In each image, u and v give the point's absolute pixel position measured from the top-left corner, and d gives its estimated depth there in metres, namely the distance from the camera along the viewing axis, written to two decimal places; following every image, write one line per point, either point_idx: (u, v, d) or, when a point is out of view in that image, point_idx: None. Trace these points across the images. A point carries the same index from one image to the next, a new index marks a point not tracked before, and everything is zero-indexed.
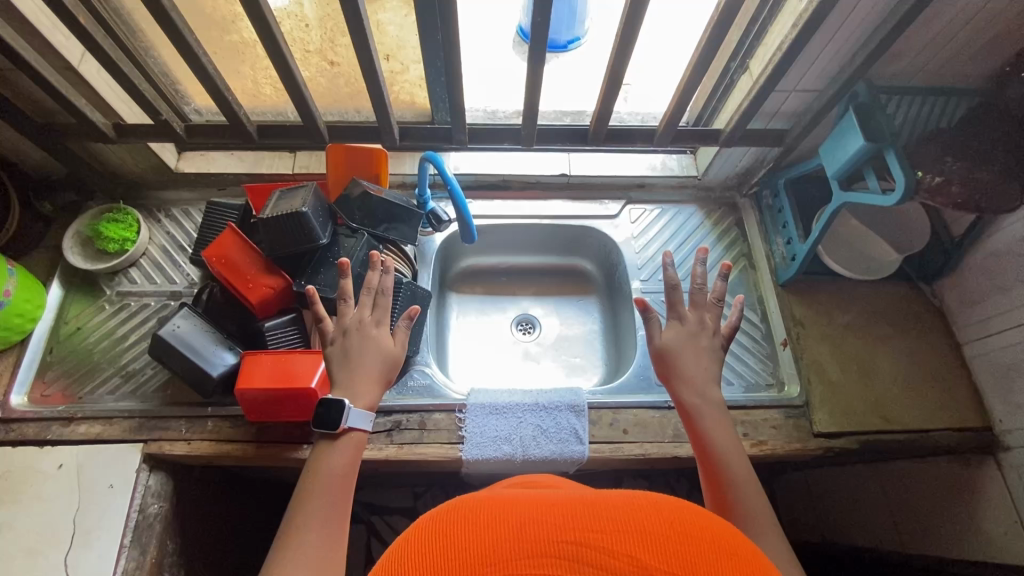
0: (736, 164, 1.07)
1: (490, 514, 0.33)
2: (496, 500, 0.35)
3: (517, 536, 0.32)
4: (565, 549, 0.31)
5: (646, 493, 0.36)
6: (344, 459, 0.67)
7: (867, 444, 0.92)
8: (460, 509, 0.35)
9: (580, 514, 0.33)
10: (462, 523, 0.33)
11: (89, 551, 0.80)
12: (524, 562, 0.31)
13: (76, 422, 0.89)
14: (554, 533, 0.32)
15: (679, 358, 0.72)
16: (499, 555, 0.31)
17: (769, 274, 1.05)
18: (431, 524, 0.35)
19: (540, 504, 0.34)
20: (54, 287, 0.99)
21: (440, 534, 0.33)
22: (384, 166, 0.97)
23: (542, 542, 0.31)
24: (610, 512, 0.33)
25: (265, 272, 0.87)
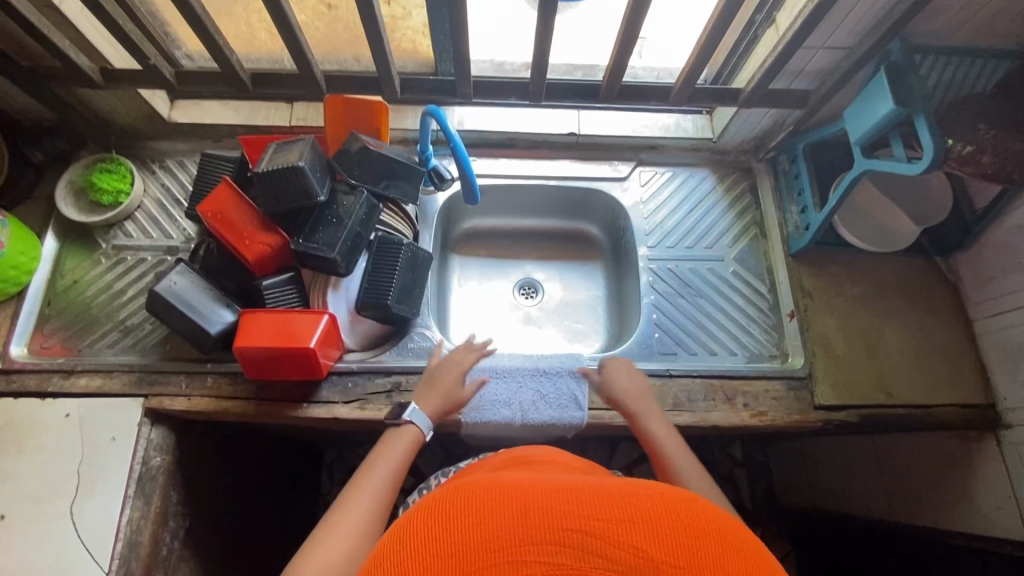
0: (754, 127, 1.02)
1: (498, 500, 0.36)
2: (511, 487, 0.38)
3: (524, 523, 0.35)
4: (572, 537, 0.34)
5: (658, 490, 0.38)
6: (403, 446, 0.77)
7: (868, 417, 0.92)
8: (468, 494, 0.38)
9: (584, 504, 0.36)
10: (472, 509, 0.36)
11: (94, 500, 0.81)
12: (531, 549, 0.34)
13: (76, 375, 0.89)
14: (560, 522, 0.34)
15: (618, 386, 0.85)
16: (510, 538, 0.34)
17: (780, 243, 1.02)
18: (449, 502, 0.38)
19: (546, 492, 0.37)
20: (49, 239, 0.97)
21: (451, 518, 0.36)
22: (385, 119, 0.93)
23: (548, 530, 0.34)
24: (613, 501, 0.36)
25: (262, 229, 0.85)
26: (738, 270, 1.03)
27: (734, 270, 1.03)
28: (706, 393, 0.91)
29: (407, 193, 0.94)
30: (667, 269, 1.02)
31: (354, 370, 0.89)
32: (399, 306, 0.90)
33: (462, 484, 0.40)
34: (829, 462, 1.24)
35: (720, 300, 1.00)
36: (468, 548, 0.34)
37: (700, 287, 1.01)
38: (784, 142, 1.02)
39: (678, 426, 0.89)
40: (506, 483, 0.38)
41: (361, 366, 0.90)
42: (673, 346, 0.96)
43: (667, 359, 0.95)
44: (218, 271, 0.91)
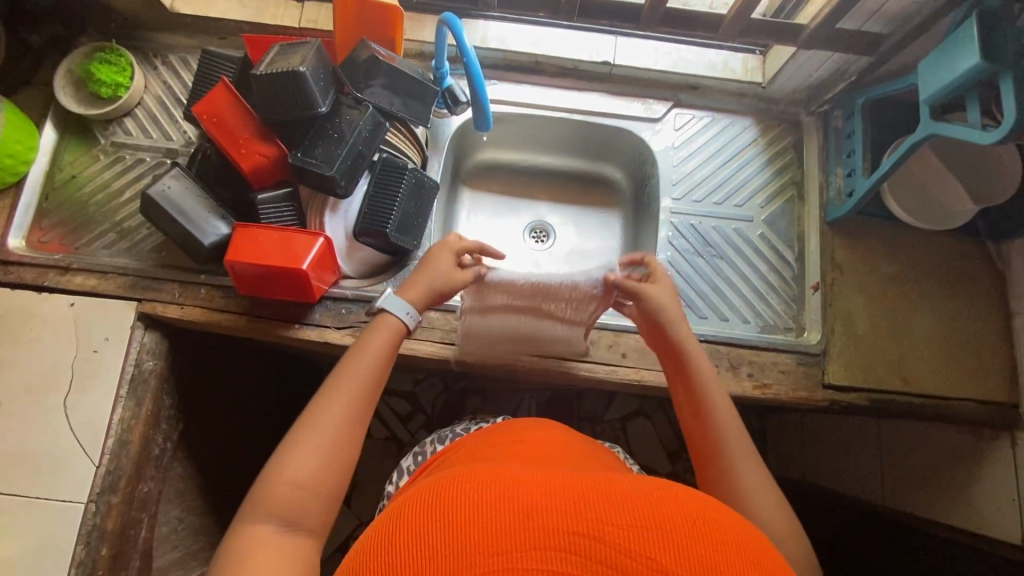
0: (809, 74, 0.91)
1: (501, 503, 0.39)
2: (522, 490, 0.40)
3: (529, 526, 0.38)
4: (583, 543, 0.37)
5: (661, 496, 0.41)
6: (383, 346, 0.69)
7: (878, 402, 0.87)
8: (473, 493, 0.41)
9: (583, 506, 0.39)
10: (477, 511, 0.39)
11: (88, 395, 0.83)
12: (535, 554, 0.36)
13: (71, 273, 0.88)
14: (562, 526, 0.37)
15: (662, 307, 0.74)
16: (523, 542, 0.37)
17: (818, 208, 0.94)
18: (462, 500, 0.40)
19: (545, 494, 0.40)
20: (46, 130, 0.93)
21: (459, 517, 0.39)
22: (400, 28, 0.87)
23: (551, 533, 0.37)
24: (619, 507, 0.39)
25: (259, 138, 0.80)
26: (766, 234, 0.95)
27: (761, 234, 0.95)
28: (709, 359, 0.87)
29: (418, 114, 0.87)
30: (689, 224, 0.95)
31: (349, 297, 0.87)
32: (399, 236, 0.86)
33: (460, 480, 0.43)
34: (828, 440, 1.21)
35: (741, 264, 0.93)
36: (475, 550, 0.37)
37: (721, 247, 0.94)
38: (842, 94, 0.91)
39: None
40: (504, 483, 0.41)
41: (356, 294, 0.87)
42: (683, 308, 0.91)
43: None
44: (214, 180, 0.87)
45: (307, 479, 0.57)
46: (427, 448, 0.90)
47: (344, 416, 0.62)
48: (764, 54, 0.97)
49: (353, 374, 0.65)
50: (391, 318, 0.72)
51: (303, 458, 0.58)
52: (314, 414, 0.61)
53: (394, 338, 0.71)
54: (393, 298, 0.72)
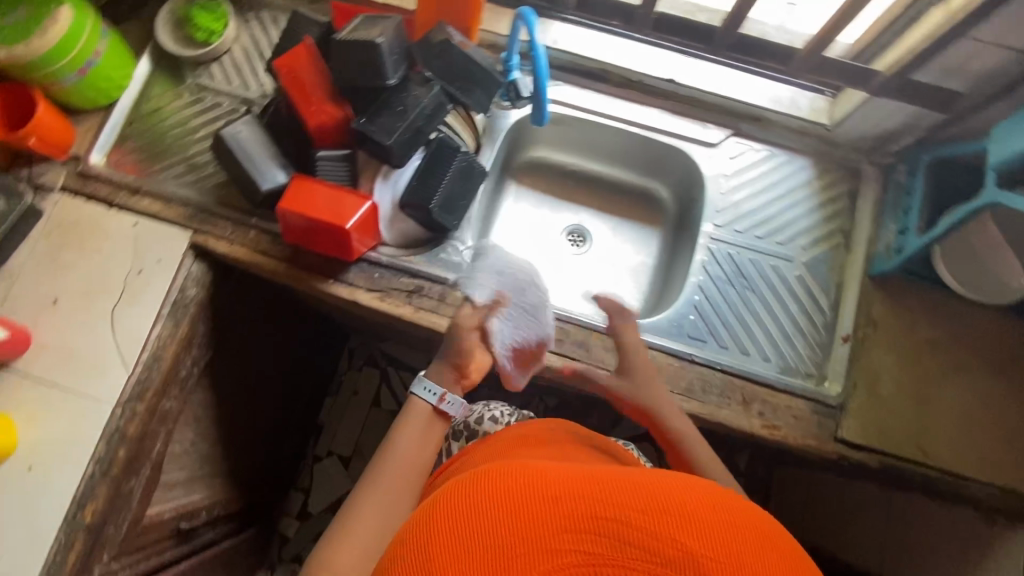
0: (879, 123, 0.89)
1: (528, 491, 0.42)
2: (551, 479, 0.44)
3: (557, 512, 0.41)
4: (611, 526, 0.40)
5: (680, 482, 0.44)
6: (421, 431, 0.73)
7: (889, 467, 0.85)
8: (503, 481, 0.44)
9: (607, 494, 0.42)
10: (507, 499, 0.42)
11: (135, 308, 0.90)
12: (566, 535, 0.40)
13: (140, 195, 0.95)
14: (589, 512, 0.41)
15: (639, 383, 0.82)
16: (558, 526, 0.40)
17: (863, 260, 0.92)
18: (493, 490, 0.43)
19: (569, 482, 0.43)
20: (143, 62, 1.01)
21: (493, 506, 0.42)
22: (477, 17, 0.90)
23: (579, 518, 0.41)
24: (644, 495, 0.42)
25: (328, 99, 0.84)
26: (804, 277, 0.93)
27: (799, 275, 0.93)
28: (722, 389, 0.86)
29: (480, 101, 0.90)
30: (728, 254, 0.94)
31: (382, 263, 0.91)
32: (441, 214, 0.89)
33: (484, 471, 0.46)
34: (832, 501, 1.17)
35: (774, 301, 0.92)
36: (509, 535, 0.40)
37: (755, 281, 0.93)
38: (908, 149, 0.89)
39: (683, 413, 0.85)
40: (529, 473, 0.44)
41: (390, 261, 0.91)
42: (705, 333, 0.90)
43: (694, 344, 0.89)
44: (281, 131, 0.92)
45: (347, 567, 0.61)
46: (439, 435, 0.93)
47: (382, 507, 0.66)
48: (834, 97, 0.96)
49: (394, 463, 0.70)
50: (417, 400, 0.75)
51: (345, 550, 0.62)
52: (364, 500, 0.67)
53: (426, 428, 0.74)
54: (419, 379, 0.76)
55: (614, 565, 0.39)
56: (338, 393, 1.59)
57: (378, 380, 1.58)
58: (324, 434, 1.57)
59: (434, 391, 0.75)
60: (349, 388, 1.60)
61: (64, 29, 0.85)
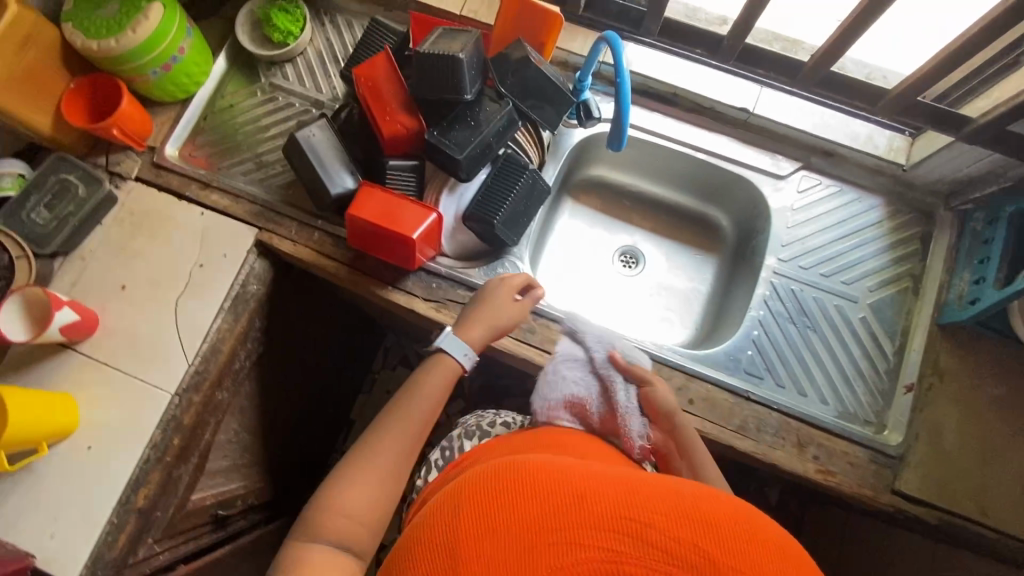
0: (961, 169, 0.86)
1: (554, 486, 0.43)
2: (570, 479, 0.44)
3: (580, 509, 0.41)
4: (631, 526, 0.40)
5: (705, 494, 0.44)
6: (443, 384, 0.74)
7: (947, 524, 0.82)
8: (526, 478, 0.45)
9: (632, 497, 0.42)
10: (534, 492, 0.43)
11: (197, 300, 0.92)
12: (590, 532, 0.40)
13: (210, 189, 0.97)
14: (614, 512, 0.41)
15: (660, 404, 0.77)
16: (578, 522, 0.41)
17: (931, 307, 0.89)
18: (515, 485, 0.44)
19: (594, 483, 0.44)
20: (220, 60, 1.04)
21: (512, 502, 0.43)
22: (553, 35, 0.89)
23: (603, 516, 0.41)
24: (665, 502, 0.42)
25: (403, 109, 0.85)
26: (868, 319, 0.90)
27: (863, 317, 0.91)
28: (777, 429, 0.84)
29: (549, 119, 0.89)
30: (790, 289, 0.92)
31: (441, 273, 0.91)
32: (503, 230, 0.89)
33: (511, 463, 0.48)
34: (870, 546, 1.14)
35: (835, 342, 0.90)
36: (532, 527, 0.41)
37: (817, 319, 0.91)
38: (990, 198, 0.85)
39: (735, 449, 0.84)
40: (555, 472, 0.45)
41: (448, 273, 0.91)
42: (762, 370, 0.88)
43: (750, 380, 0.88)
44: (352, 136, 0.94)
45: (361, 507, 0.61)
46: (453, 444, 0.90)
47: (397, 454, 0.67)
48: (913, 137, 0.94)
49: (412, 411, 0.70)
50: (447, 357, 0.76)
51: (360, 489, 0.62)
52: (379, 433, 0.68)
53: (450, 378, 0.75)
54: (457, 337, 0.76)
55: (636, 566, 0.38)
56: (371, 391, 1.60)
57: None
58: (354, 430, 1.58)
59: (467, 352, 0.76)
60: (382, 385, 1.60)
61: (154, 27, 0.87)
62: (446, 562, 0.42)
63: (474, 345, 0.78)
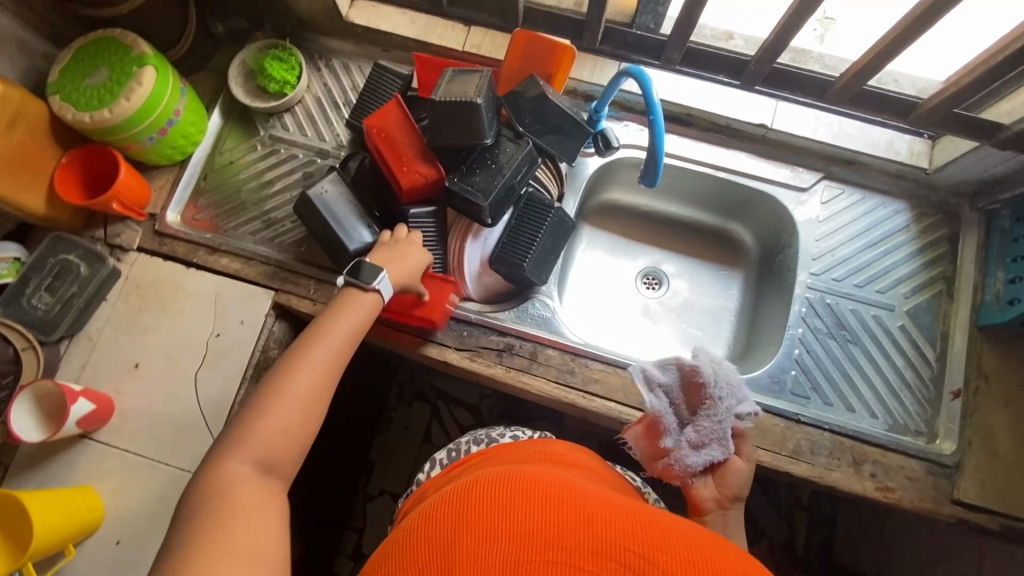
0: (987, 170, 0.85)
1: (564, 507, 0.43)
2: (579, 504, 0.44)
3: (586, 535, 0.41)
4: (629, 558, 0.40)
5: (709, 543, 0.44)
6: (360, 315, 0.69)
7: (1010, 529, 0.81)
8: (542, 494, 0.45)
9: (637, 531, 0.42)
10: (544, 508, 0.43)
11: (215, 372, 0.88)
12: (591, 557, 0.40)
13: (218, 253, 0.93)
14: (618, 541, 0.41)
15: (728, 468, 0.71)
16: (582, 546, 0.41)
17: (969, 310, 0.88)
18: (531, 496, 0.44)
19: (601, 510, 0.44)
20: (215, 115, 0.99)
21: (523, 512, 0.43)
22: (564, 66, 0.85)
23: (607, 544, 0.41)
24: (668, 542, 0.42)
25: (420, 158, 0.82)
26: (907, 327, 0.89)
27: (902, 325, 0.89)
28: (831, 449, 0.83)
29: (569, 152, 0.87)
30: (824, 303, 0.91)
31: (471, 320, 0.88)
32: (532, 271, 0.86)
33: (526, 477, 0.47)
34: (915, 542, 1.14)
35: (877, 354, 0.88)
36: (536, 540, 0.41)
37: (856, 332, 0.89)
38: (1019, 196, 0.85)
39: (791, 475, 0.82)
40: (567, 494, 0.45)
41: (478, 318, 0.88)
42: (808, 390, 0.86)
43: (798, 401, 0.86)
44: (364, 186, 0.90)
45: (284, 427, 0.58)
46: (462, 447, 0.82)
47: (318, 382, 0.62)
48: (933, 139, 0.93)
49: (331, 339, 0.65)
50: (366, 295, 0.71)
51: (282, 411, 0.59)
52: (299, 358, 0.63)
53: (365, 314, 0.70)
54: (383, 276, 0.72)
55: None
56: (388, 430, 1.53)
57: (429, 416, 1.53)
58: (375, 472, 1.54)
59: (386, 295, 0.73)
60: (399, 423, 1.53)
61: (147, 93, 0.83)
62: (443, 550, 0.41)
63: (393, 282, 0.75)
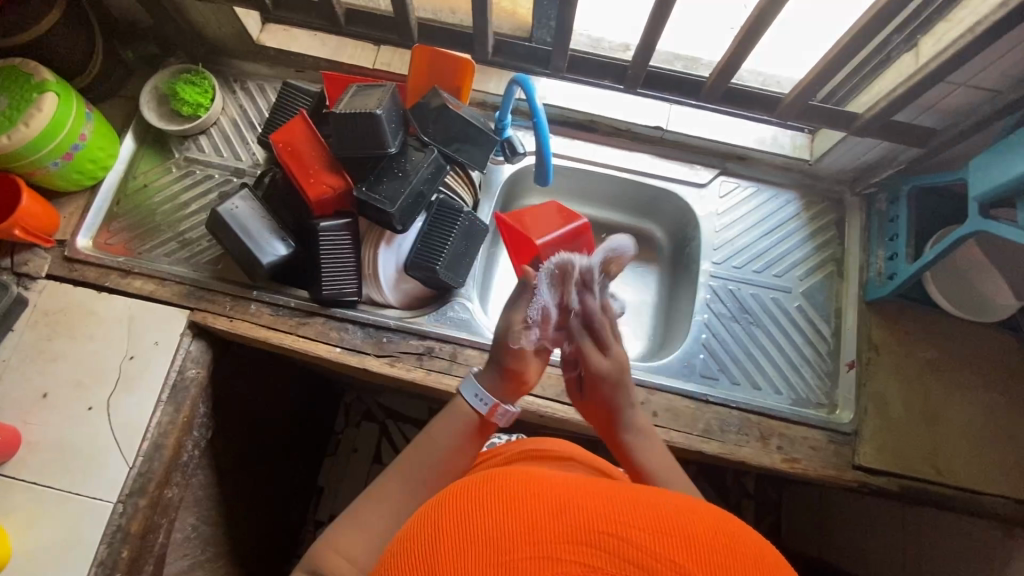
0: (859, 158, 0.93)
1: (535, 497, 0.40)
2: (553, 490, 0.41)
3: (558, 522, 0.38)
4: (605, 540, 0.37)
5: (690, 508, 0.41)
6: (456, 432, 0.65)
7: (908, 488, 0.86)
8: (513, 488, 0.41)
9: (611, 509, 0.39)
10: (511, 502, 0.39)
11: (130, 396, 0.86)
12: (566, 546, 0.37)
13: (132, 276, 0.92)
14: (593, 524, 0.38)
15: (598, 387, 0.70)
16: (558, 535, 0.37)
17: (857, 287, 0.95)
18: (500, 492, 0.41)
19: (573, 494, 0.40)
20: (127, 140, 0.99)
21: (495, 510, 0.39)
22: (469, 80, 0.90)
23: (585, 530, 0.37)
24: (647, 514, 0.39)
25: (327, 170, 0.84)
26: (804, 307, 0.96)
27: (799, 306, 0.96)
28: (740, 426, 0.87)
29: (476, 159, 0.91)
30: (727, 289, 0.97)
31: (390, 326, 0.89)
32: (447, 273, 0.89)
33: (493, 475, 0.44)
34: (847, 516, 1.18)
35: (778, 333, 0.94)
36: (508, 538, 0.37)
37: (758, 314, 0.95)
38: (888, 180, 0.92)
39: (703, 453, 0.85)
40: (537, 483, 0.42)
41: (398, 324, 0.90)
42: (716, 371, 0.91)
43: (707, 382, 0.91)
44: (278, 201, 0.92)
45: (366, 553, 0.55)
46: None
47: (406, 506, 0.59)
48: (812, 133, 1.00)
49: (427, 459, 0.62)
50: (464, 404, 0.67)
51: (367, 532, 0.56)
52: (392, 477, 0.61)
53: (464, 430, 0.65)
54: (467, 380, 0.68)
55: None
56: (335, 453, 1.48)
57: (378, 434, 1.49)
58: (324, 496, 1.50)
59: (485, 399, 0.66)
60: (347, 445, 1.48)
61: (47, 118, 0.83)
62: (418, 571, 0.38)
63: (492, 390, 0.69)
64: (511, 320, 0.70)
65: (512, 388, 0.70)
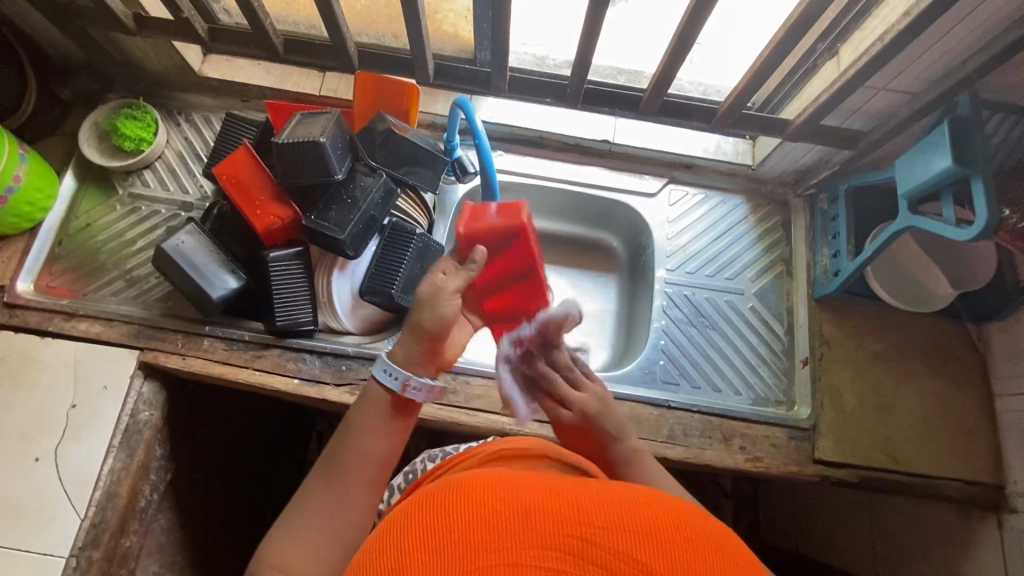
0: (797, 161, 0.96)
1: (497, 501, 0.38)
2: (520, 493, 0.39)
3: (525, 528, 0.36)
4: (571, 543, 0.35)
5: (659, 501, 0.40)
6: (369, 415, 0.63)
7: (867, 478, 0.88)
8: (477, 494, 0.39)
9: (576, 510, 0.37)
10: (475, 508, 0.38)
11: (79, 444, 0.83)
12: (534, 553, 0.35)
13: (76, 319, 0.89)
14: (556, 527, 0.36)
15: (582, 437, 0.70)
16: (521, 542, 0.35)
17: (806, 285, 0.97)
18: (461, 500, 0.39)
19: (539, 496, 0.38)
20: (67, 179, 0.96)
21: (457, 518, 0.37)
22: (416, 103, 0.91)
23: (552, 533, 0.36)
24: (613, 512, 0.37)
25: (275, 201, 0.84)
26: (757, 307, 0.98)
27: (752, 307, 0.98)
28: (703, 430, 0.88)
29: (427, 181, 0.92)
30: (683, 295, 0.99)
31: (349, 353, 0.88)
32: (403, 297, 0.88)
33: (459, 482, 0.42)
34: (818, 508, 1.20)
35: (734, 335, 0.96)
36: (471, 542, 0.35)
37: (713, 318, 0.97)
38: (826, 180, 0.96)
39: (669, 459, 0.86)
40: (503, 486, 0.40)
41: (356, 351, 0.88)
42: (677, 377, 0.93)
43: (668, 388, 0.92)
44: (228, 234, 0.91)
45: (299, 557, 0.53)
46: (417, 466, 0.82)
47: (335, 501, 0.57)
48: (753, 140, 1.04)
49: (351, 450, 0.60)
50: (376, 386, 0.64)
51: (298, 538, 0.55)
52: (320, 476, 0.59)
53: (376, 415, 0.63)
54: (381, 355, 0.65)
55: None
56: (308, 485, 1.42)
57: None
58: None
59: (396, 375, 0.63)
60: None
61: None
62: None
63: (404, 360, 0.65)
64: (437, 281, 0.67)
65: (426, 359, 0.66)
